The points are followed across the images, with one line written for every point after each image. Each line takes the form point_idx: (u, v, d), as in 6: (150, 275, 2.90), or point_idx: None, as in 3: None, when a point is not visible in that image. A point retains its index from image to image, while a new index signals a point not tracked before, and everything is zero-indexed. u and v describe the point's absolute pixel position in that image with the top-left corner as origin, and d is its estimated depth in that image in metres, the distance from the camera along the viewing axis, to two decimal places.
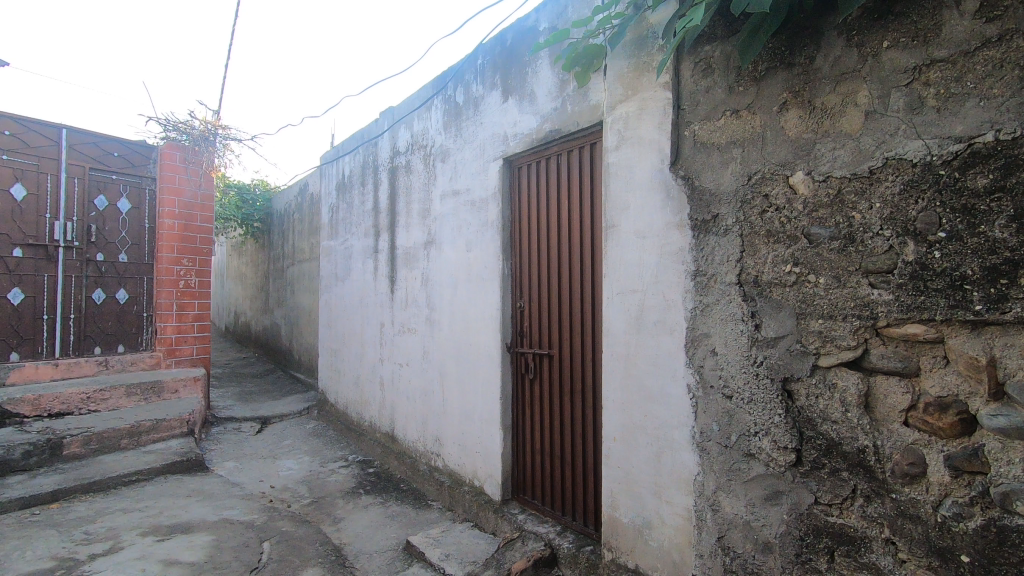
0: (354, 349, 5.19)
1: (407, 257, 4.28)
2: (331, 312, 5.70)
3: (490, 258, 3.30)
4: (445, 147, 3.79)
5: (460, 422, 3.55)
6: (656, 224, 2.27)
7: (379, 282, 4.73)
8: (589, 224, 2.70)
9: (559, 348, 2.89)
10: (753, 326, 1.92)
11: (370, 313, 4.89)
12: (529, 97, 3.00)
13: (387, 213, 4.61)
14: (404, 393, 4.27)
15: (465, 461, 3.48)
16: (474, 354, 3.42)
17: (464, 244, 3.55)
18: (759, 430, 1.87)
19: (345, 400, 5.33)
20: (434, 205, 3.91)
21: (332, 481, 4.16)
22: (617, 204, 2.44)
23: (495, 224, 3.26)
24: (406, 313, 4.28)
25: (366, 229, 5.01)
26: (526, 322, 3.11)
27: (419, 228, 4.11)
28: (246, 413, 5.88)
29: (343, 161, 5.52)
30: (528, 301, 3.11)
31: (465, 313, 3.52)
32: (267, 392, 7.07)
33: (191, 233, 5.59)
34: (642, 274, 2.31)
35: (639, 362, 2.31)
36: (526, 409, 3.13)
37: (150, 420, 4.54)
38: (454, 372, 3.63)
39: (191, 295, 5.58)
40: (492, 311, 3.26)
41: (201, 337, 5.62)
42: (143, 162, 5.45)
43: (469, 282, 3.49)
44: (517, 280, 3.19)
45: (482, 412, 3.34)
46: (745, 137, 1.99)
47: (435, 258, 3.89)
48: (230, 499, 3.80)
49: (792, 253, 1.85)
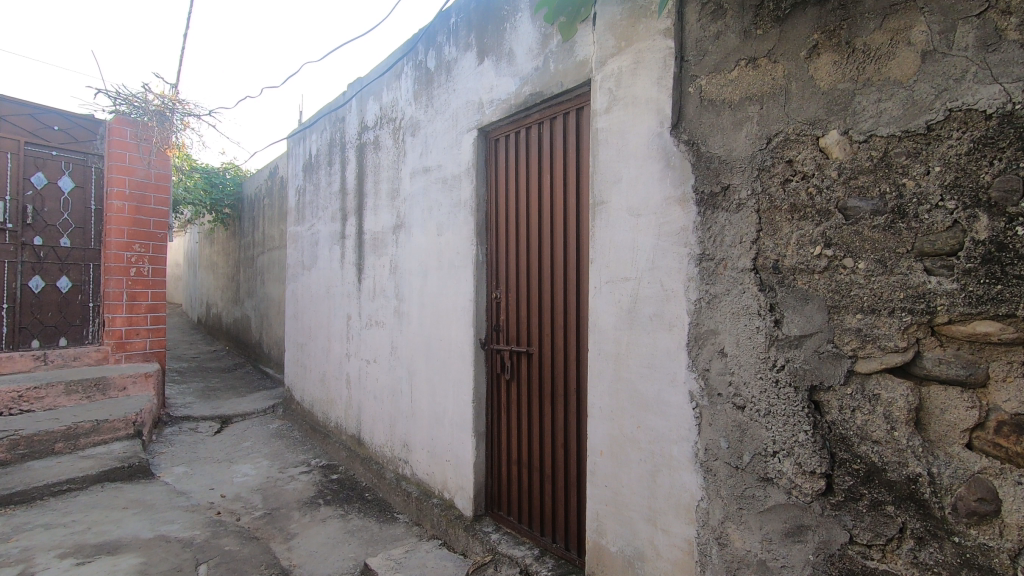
0: (320, 343, 4.78)
1: (375, 242, 3.88)
2: (297, 303, 5.28)
3: (462, 242, 2.91)
4: (416, 118, 3.38)
5: (429, 426, 3.18)
6: (653, 198, 1.89)
7: (347, 271, 4.32)
8: (574, 201, 2.33)
9: (539, 346, 2.53)
10: (772, 323, 1.57)
11: (336, 304, 4.49)
12: (507, 56, 2.61)
13: (355, 195, 4.20)
14: (371, 392, 3.88)
15: (434, 469, 3.12)
16: (444, 351, 3.04)
17: (435, 227, 3.16)
18: (780, 450, 1.52)
19: (311, 398, 4.93)
20: (405, 184, 3.50)
21: (290, 489, 3.77)
22: (607, 177, 2.05)
23: (469, 205, 2.86)
24: (374, 304, 3.88)
25: (333, 212, 4.59)
26: (502, 315, 2.75)
27: (388, 210, 3.71)
28: (205, 412, 5.45)
29: (310, 139, 5.08)
30: (505, 291, 2.74)
31: (436, 305, 3.14)
32: (233, 388, 6.63)
33: (143, 216, 5.15)
34: (635, 259, 1.93)
35: (630, 363, 1.94)
36: (501, 414, 2.77)
37: (90, 422, 4.11)
38: (424, 370, 3.25)
39: (144, 283, 5.16)
40: (464, 302, 2.88)
41: (156, 329, 5.21)
42: (89, 137, 4.97)
43: (440, 270, 3.10)
44: (493, 268, 2.82)
45: (452, 415, 2.96)
46: (764, 91, 1.63)
47: (405, 242, 3.49)
48: (171, 511, 3.40)
49: (823, 231, 1.49)
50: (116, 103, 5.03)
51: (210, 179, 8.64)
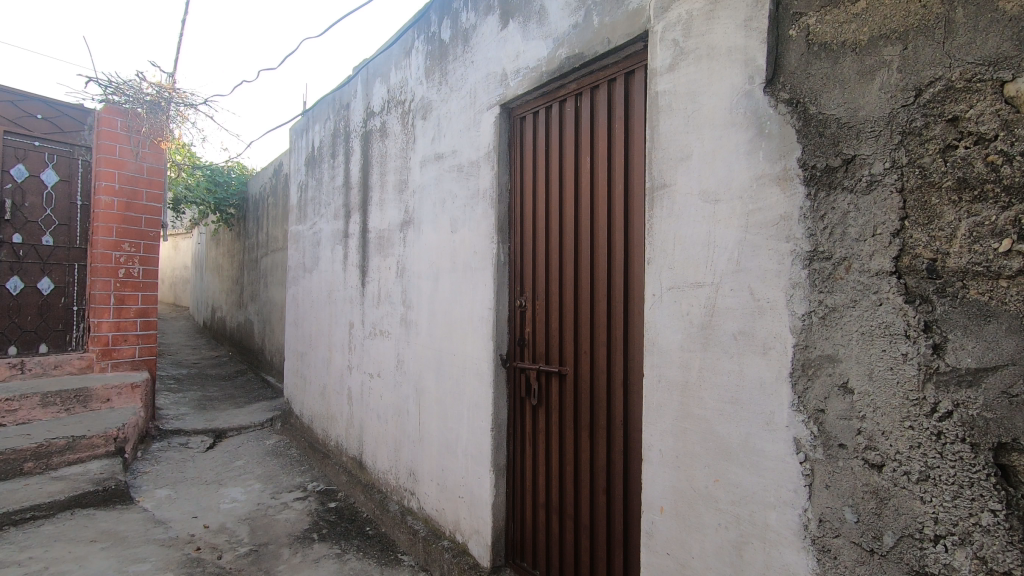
0: (321, 353, 4.36)
1: (381, 242, 3.46)
2: (298, 308, 4.87)
3: (480, 239, 2.47)
4: (428, 99, 2.95)
5: (440, 455, 2.73)
6: (738, 178, 1.43)
7: (350, 274, 3.89)
8: (623, 188, 1.88)
9: (575, 367, 2.07)
10: (929, 349, 1.10)
11: (338, 310, 4.06)
12: (537, 15, 2.17)
13: (359, 189, 3.78)
14: (375, 410, 3.45)
15: (445, 506, 2.67)
16: (458, 368, 2.59)
17: (449, 223, 2.72)
18: (947, 535, 1.06)
19: (311, 413, 4.50)
20: (414, 175, 3.07)
21: (282, 520, 3.33)
22: (671, 153, 1.59)
23: (488, 195, 2.42)
24: (379, 312, 3.45)
25: (336, 208, 4.18)
26: (529, 326, 2.30)
27: (396, 205, 3.28)
28: (198, 425, 5.04)
29: (313, 129, 4.68)
30: (532, 299, 2.29)
31: (448, 313, 2.69)
32: (232, 398, 6.22)
33: (134, 213, 4.78)
34: (711, 260, 1.48)
35: (703, 396, 1.48)
36: (526, 445, 2.31)
37: (64, 438, 3.70)
38: (434, 389, 2.80)
39: (134, 285, 4.78)
40: (482, 311, 2.43)
41: (146, 335, 4.83)
42: (76, 127, 4.61)
43: (454, 273, 2.65)
44: (517, 270, 2.37)
45: (467, 444, 2.51)
46: (910, 25, 1.17)
47: (414, 241, 3.05)
48: (144, 546, 2.97)
49: (1014, 217, 1.03)
50: (105, 90, 4.65)
51: (213, 177, 8.27)
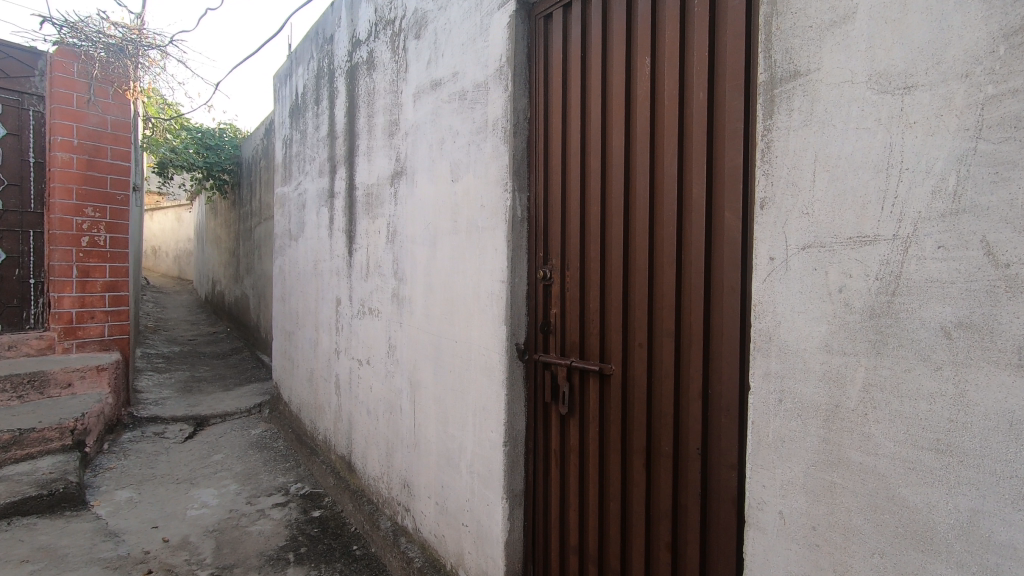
0: (309, 333, 3.78)
1: (369, 200, 2.84)
2: (285, 281, 4.30)
3: (489, 188, 1.83)
4: (423, 10, 2.28)
5: (439, 467, 2.15)
6: (962, 41, 0.77)
7: (336, 241, 3.28)
8: (705, 98, 1.24)
9: (623, 365, 1.45)
10: None
11: (324, 283, 3.47)
12: None
13: (346, 137, 3.14)
14: (364, 403, 2.88)
15: (446, 532, 2.09)
16: (462, 360, 1.98)
17: (448, 170, 2.08)
18: None
19: (299, 400, 3.95)
20: (407, 112, 2.43)
21: (254, 534, 2.79)
22: (812, 15, 0.93)
23: (500, 128, 1.77)
24: (369, 286, 2.83)
25: (321, 163, 3.55)
26: (557, 306, 1.67)
27: (386, 153, 2.64)
28: (179, 411, 4.54)
29: (296, 73, 4.02)
30: (561, 269, 1.66)
31: (448, 288, 2.08)
32: (222, 380, 5.72)
33: (97, 172, 4.19)
34: (895, 197, 0.84)
35: (872, 435, 0.85)
36: (551, 466, 1.71)
37: (8, 432, 3.19)
38: (432, 383, 2.21)
39: (101, 255, 4.23)
40: (492, 285, 1.80)
41: (116, 312, 4.29)
42: (25, 73, 4.01)
43: (456, 236, 2.03)
44: (540, 230, 1.73)
45: (473, 459, 1.92)
46: None
47: (407, 196, 2.42)
48: (84, 569, 2.44)
49: None
50: (59, 29, 4.01)
51: (203, 140, 7.63)
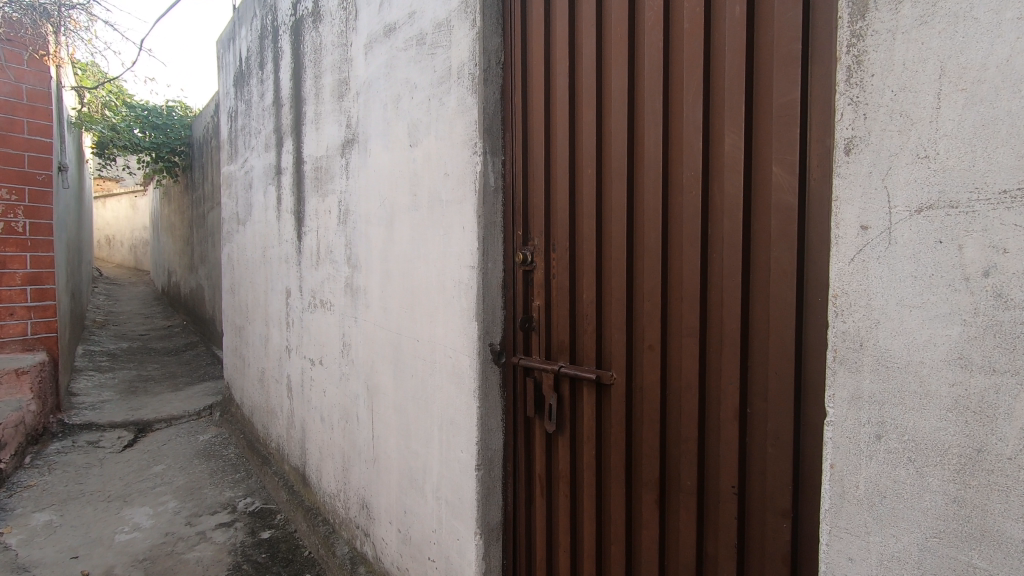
0: (258, 328, 3.39)
1: (318, 174, 2.45)
2: (233, 270, 3.87)
3: (453, 151, 1.48)
4: None
5: (401, 489, 1.81)
6: None
7: (284, 224, 2.89)
8: (743, 13, 0.91)
9: (628, 372, 1.12)
10: None
11: (273, 272, 3.08)
12: None
13: (292, 105, 2.73)
14: (318, 409, 2.51)
15: (410, 567, 1.76)
16: (425, 363, 1.64)
17: (406, 133, 1.72)
18: None
19: (250, 403, 3.55)
20: (357, 67, 2.05)
21: (191, 562, 2.42)
22: None
23: (467, 74, 1.41)
24: (320, 276, 2.46)
25: (267, 136, 3.13)
26: (540, 296, 1.34)
27: (335, 118, 2.26)
28: (118, 415, 4.09)
29: (238, 36, 3.57)
30: (544, 250, 1.32)
31: (408, 276, 1.72)
32: (172, 378, 5.26)
33: (12, 149, 3.67)
34: None
35: None
36: (534, 495, 1.38)
37: None
38: (391, 389, 1.86)
39: (19, 243, 3.72)
40: (460, 272, 1.45)
41: (41, 308, 3.80)
42: None
43: (415, 213, 1.67)
44: (518, 203, 1.39)
45: (440, 483, 1.58)
46: None
47: (360, 168, 2.05)
48: None
49: None
50: None
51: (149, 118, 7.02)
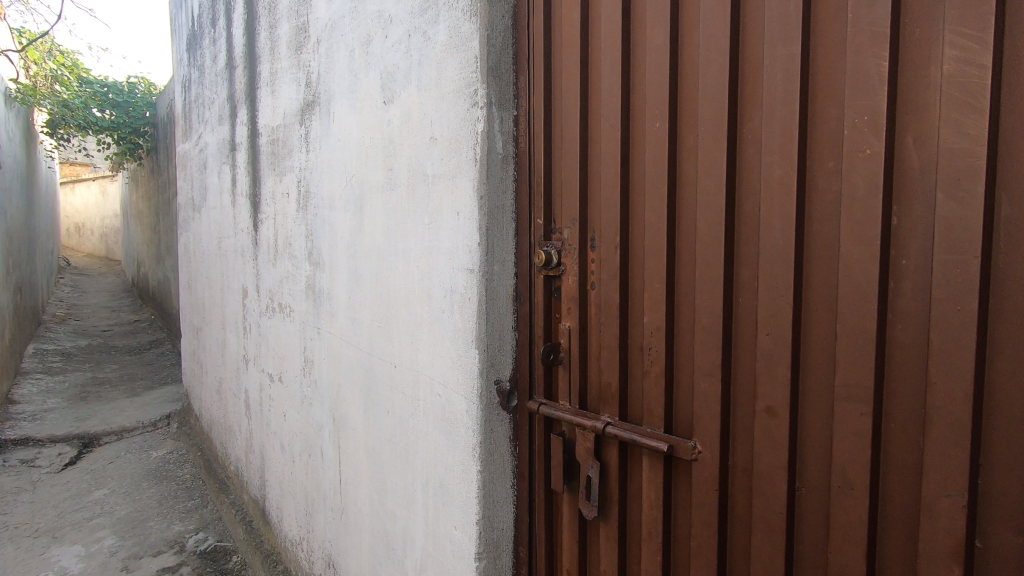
0: (216, 331, 2.92)
1: (275, 149, 1.99)
2: (190, 264, 3.39)
3: (442, 105, 1.04)
4: None
5: (375, 557, 1.38)
6: None
7: (239, 210, 2.42)
8: None
9: (721, 445, 0.70)
10: None
11: (229, 267, 2.61)
12: None
13: (246, 65, 2.25)
14: (277, 435, 2.07)
15: None
16: (405, 399, 1.21)
17: (378, 86, 1.27)
18: None
19: (208, 416, 3.10)
20: (318, 7, 1.58)
21: None
22: None
23: None
24: (277, 274, 2.00)
25: (220, 107, 2.65)
26: (570, 315, 0.90)
27: (293, 77, 1.80)
28: (61, 428, 3.61)
29: None
30: (576, 247, 0.88)
31: (382, 280, 1.29)
32: (130, 382, 4.76)
33: None
34: None
35: None
36: None
37: None
38: (361, 424, 1.43)
39: None
40: (454, 277, 1.02)
41: None
42: None
43: (391, 194, 1.23)
44: (535, 175, 0.95)
45: (426, 564, 1.16)
46: None
47: (322, 139, 1.59)
48: None
49: None
50: None
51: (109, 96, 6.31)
